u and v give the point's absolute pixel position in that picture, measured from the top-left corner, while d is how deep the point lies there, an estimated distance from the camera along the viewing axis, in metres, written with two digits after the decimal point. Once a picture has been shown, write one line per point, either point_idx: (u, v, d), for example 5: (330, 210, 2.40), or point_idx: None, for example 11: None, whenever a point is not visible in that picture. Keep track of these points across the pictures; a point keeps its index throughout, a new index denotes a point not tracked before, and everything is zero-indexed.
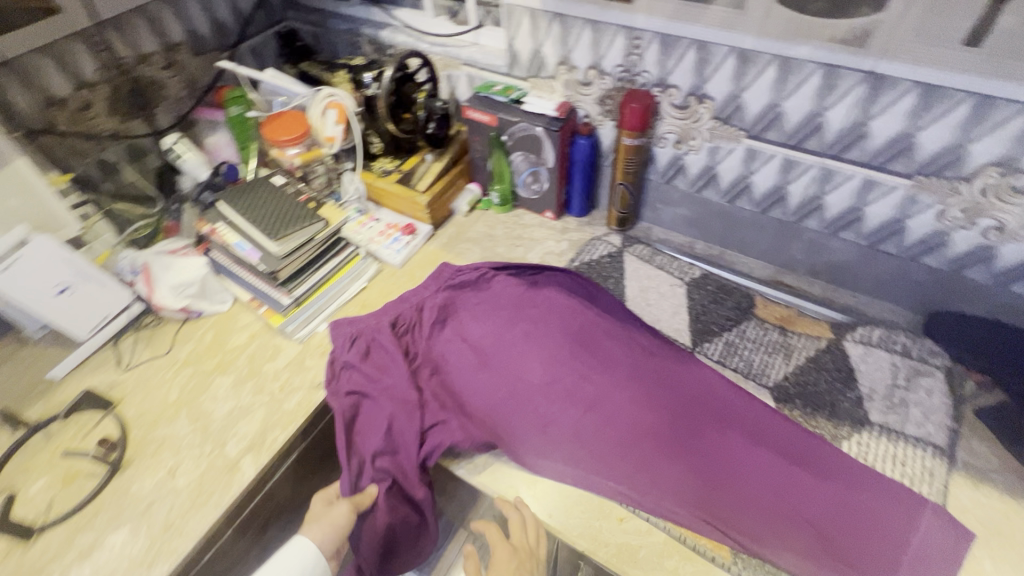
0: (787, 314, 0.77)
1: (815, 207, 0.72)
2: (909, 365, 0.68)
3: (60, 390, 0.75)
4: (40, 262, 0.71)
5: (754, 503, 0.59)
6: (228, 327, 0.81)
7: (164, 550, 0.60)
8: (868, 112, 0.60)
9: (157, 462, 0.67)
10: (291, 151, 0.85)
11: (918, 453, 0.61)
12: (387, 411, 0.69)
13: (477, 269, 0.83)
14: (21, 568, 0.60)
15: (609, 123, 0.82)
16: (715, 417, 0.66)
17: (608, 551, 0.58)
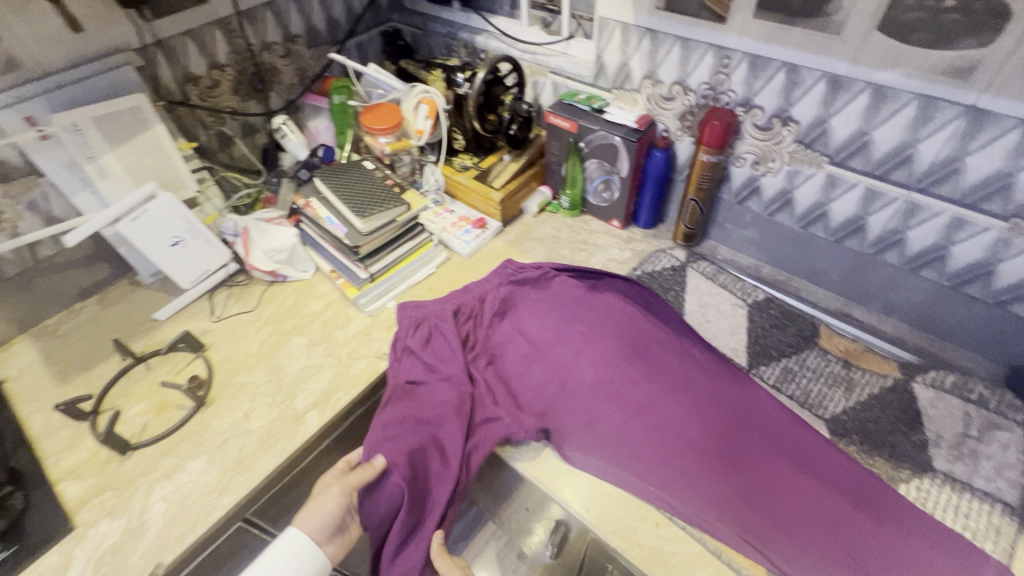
0: (853, 348, 0.74)
1: (896, 241, 0.70)
2: (984, 416, 0.64)
3: (161, 330, 0.85)
4: (161, 215, 0.82)
5: (797, 531, 0.58)
6: (307, 294, 0.88)
7: (233, 483, 0.67)
8: (965, 148, 0.58)
9: (235, 404, 0.75)
10: (383, 139, 0.91)
11: (985, 508, 0.58)
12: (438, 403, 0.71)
13: (540, 267, 0.86)
14: (116, 477, 0.68)
15: (687, 139, 0.83)
16: (764, 440, 0.65)
17: (641, 552, 0.58)
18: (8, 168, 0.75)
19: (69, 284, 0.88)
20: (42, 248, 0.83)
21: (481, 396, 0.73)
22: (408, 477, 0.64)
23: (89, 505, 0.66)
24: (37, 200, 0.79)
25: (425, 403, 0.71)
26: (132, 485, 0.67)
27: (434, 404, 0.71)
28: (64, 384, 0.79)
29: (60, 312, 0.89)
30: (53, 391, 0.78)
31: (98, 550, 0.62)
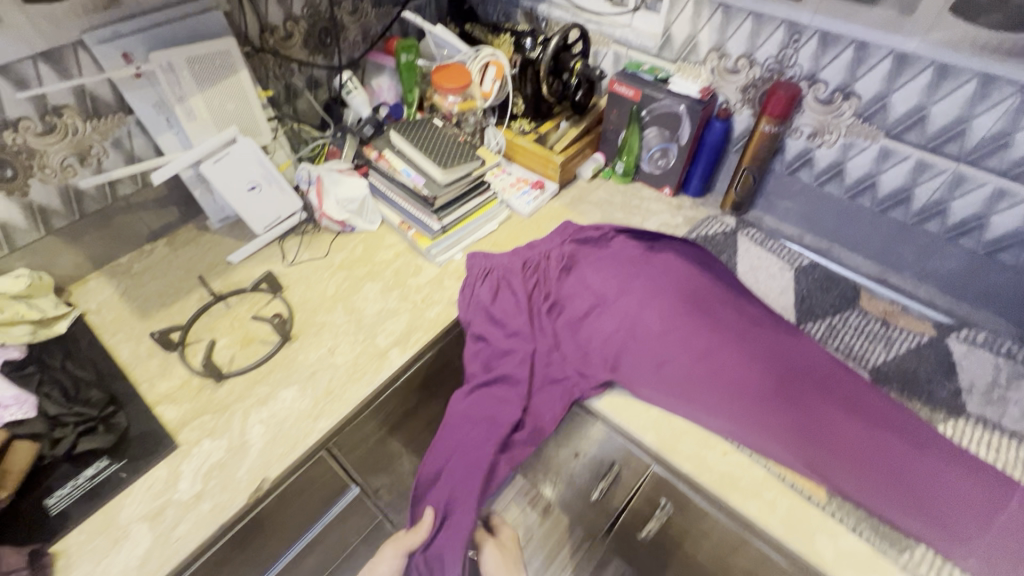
0: (891, 309, 0.81)
1: (939, 211, 0.77)
2: (1011, 367, 0.72)
3: (236, 272, 0.88)
4: (240, 160, 0.85)
5: (853, 459, 0.64)
6: (376, 244, 0.92)
7: (327, 410, 0.71)
8: (1017, 123, 0.65)
9: (319, 341, 0.78)
10: (451, 99, 0.96)
11: (1014, 443, 0.66)
12: (488, 423, 0.74)
13: (600, 228, 0.92)
14: (213, 402, 0.71)
15: (746, 111, 0.89)
16: (819, 384, 0.72)
17: (712, 475, 0.65)
18: (100, 103, 0.77)
19: (142, 225, 0.90)
20: (122, 187, 0.85)
21: (550, 345, 0.78)
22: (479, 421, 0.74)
23: (189, 426, 0.69)
24: (122, 137, 0.81)
25: (487, 402, 0.76)
26: (229, 410, 0.71)
27: (495, 398, 0.76)
28: (146, 318, 0.81)
29: (131, 252, 0.91)
30: (136, 324, 0.80)
31: (204, 466, 0.66)
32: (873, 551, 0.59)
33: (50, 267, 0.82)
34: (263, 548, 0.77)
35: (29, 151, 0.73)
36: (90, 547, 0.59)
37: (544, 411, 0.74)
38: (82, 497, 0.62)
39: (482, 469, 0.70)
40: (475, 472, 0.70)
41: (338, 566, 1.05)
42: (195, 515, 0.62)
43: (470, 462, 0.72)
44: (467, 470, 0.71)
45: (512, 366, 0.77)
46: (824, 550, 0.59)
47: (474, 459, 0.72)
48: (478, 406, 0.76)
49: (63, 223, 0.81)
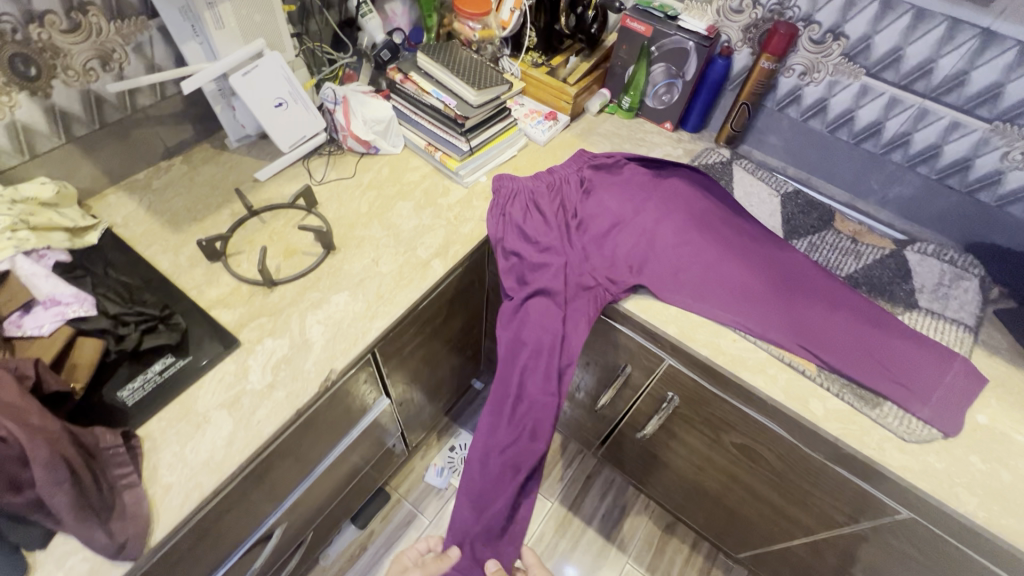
0: (859, 229, 0.96)
1: (903, 142, 0.90)
2: (953, 271, 0.88)
3: (264, 189, 0.88)
4: (267, 75, 0.83)
5: (837, 341, 0.78)
6: (402, 166, 0.95)
7: (381, 312, 0.76)
8: (974, 63, 0.78)
9: (361, 252, 0.82)
10: (472, 25, 1.01)
11: (954, 328, 0.82)
12: (538, 339, 0.80)
13: (612, 156, 0.98)
14: (268, 307, 0.74)
15: (746, 51, 0.98)
16: (808, 286, 0.84)
17: (725, 357, 0.77)
18: (124, 4, 0.74)
19: (158, 140, 0.87)
20: (140, 97, 0.83)
21: (580, 257, 0.85)
22: (529, 340, 0.80)
23: (249, 327, 0.72)
24: (144, 44, 0.79)
25: (528, 312, 0.82)
26: (285, 312, 0.74)
27: (535, 305, 0.82)
28: (179, 231, 0.81)
29: (147, 169, 0.88)
30: (171, 236, 0.80)
31: (271, 361, 0.69)
32: (852, 409, 0.73)
33: (69, 178, 0.79)
34: (315, 446, 0.82)
35: (54, 50, 0.71)
36: (174, 431, 0.62)
37: (580, 316, 0.81)
38: (155, 390, 0.65)
39: (553, 399, 0.77)
40: (548, 408, 0.77)
41: (362, 478, 1.12)
42: (272, 402, 0.66)
43: (535, 393, 0.78)
44: (534, 404, 0.77)
45: (547, 281, 0.83)
46: (816, 410, 0.73)
47: (540, 391, 0.78)
48: (527, 336, 0.81)
49: (84, 131, 0.79)
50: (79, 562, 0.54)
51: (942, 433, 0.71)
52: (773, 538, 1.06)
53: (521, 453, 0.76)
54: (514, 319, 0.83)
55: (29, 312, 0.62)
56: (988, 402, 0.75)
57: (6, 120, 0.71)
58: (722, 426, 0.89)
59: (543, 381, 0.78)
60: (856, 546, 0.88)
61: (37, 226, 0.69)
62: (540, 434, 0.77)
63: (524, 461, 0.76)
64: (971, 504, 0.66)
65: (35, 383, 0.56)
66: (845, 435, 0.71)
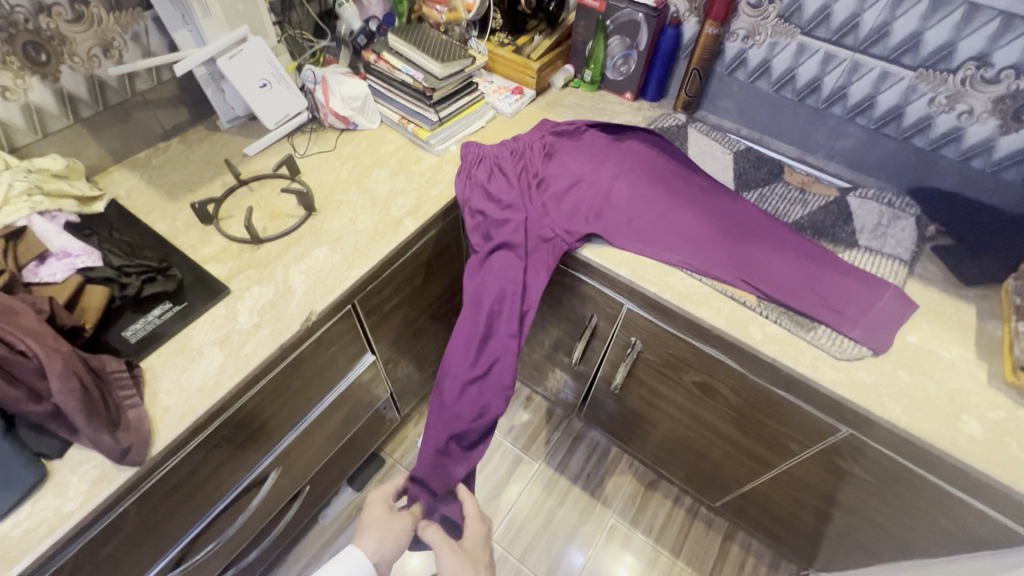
0: (807, 180, 1.02)
1: (842, 96, 0.97)
2: (891, 212, 0.94)
3: (253, 162, 0.97)
4: (252, 59, 0.92)
5: (777, 275, 0.84)
6: (379, 139, 1.03)
7: (357, 262, 0.84)
8: (893, 15, 0.84)
9: (340, 213, 0.90)
10: (438, 9, 1.12)
11: (890, 262, 0.87)
12: (501, 287, 0.87)
13: (573, 123, 1.05)
14: (255, 260, 0.82)
15: (693, 19, 1.06)
16: (753, 229, 0.91)
17: (673, 293, 0.84)
18: None
19: (156, 122, 0.96)
20: (139, 82, 0.92)
21: (540, 212, 0.92)
22: (494, 289, 0.87)
23: (238, 277, 0.80)
24: (140, 33, 0.89)
25: (492, 264, 0.89)
26: (270, 265, 0.82)
27: (499, 258, 0.89)
28: (176, 200, 0.90)
29: (148, 148, 0.97)
30: (168, 204, 0.89)
31: (258, 305, 0.78)
32: (789, 333, 0.80)
33: (78, 156, 0.89)
34: (303, 392, 0.90)
35: (61, 38, 0.80)
36: (171, 362, 0.71)
37: (540, 265, 0.89)
38: (155, 329, 0.73)
39: (515, 339, 0.85)
40: (511, 349, 0.84)
41: (354, 437, 1.19)
42: (258, 338, 0.74)
43: (499, 335, 0.86)
44: (499, 346, 0.85)
45: (510, 235, 0.90)
46: (755, 335, 0.79)
47: (505, 331, 0.86)
48: (491, 284, 0.88)
49: (89, 113, 0.88)
50: (91, 468, 0.62)
51: (872, 351, 0.77)
52: (742, 479, 1.12)
53: (487, 388, 0.85)
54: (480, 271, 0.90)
55: (44, 263, 0.71)
56: (919, 324, 0.81)
57: (20, 101, 0.80)
58: (681, 365, 0.95)
59: (506, 325, 0.86)
60: (810, 473, 0.94)
61: (51, 193, 0.79)
62: (504, 371, 0.84)
63: (488, 395, 0.85)
64: (896, 411, 0.72)
65: (50, 317, 0.64)
66: (781, 355, 0.77)
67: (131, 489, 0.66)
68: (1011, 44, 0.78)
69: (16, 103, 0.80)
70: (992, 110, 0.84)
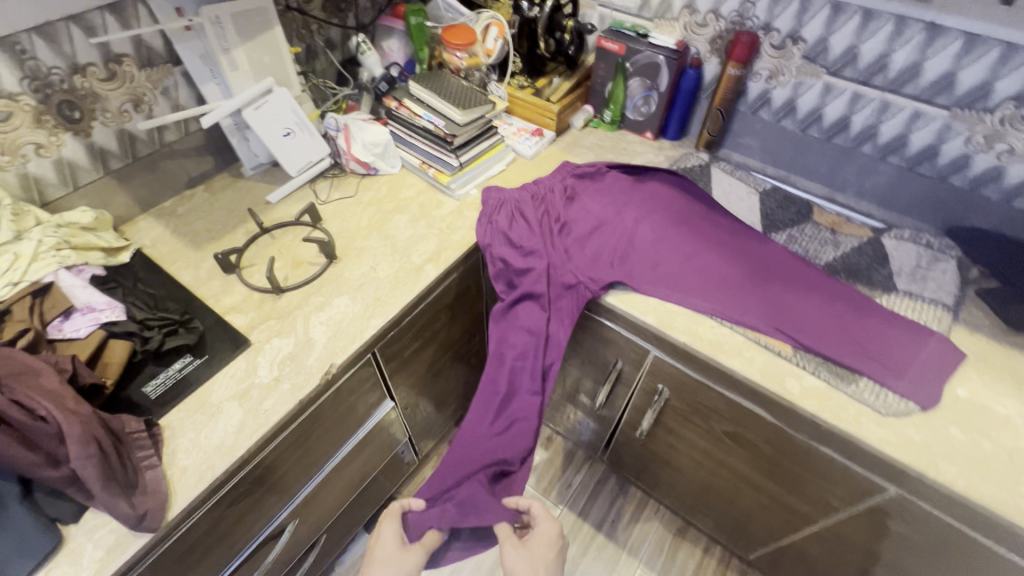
0: (838, 220, 0.99)
1: (871, 134, 0.94)
2: (930, 254, 0.90)
3: (275, 209, 0.97)
4: (276, 108, 0.94)
5: (812, 324, 0.81)
6: (399, 184, 1.04)
7: (378, 312, 0.82)
8: (924, 55, 0.82)
9: (360, 260, 0.89)
10: (459, 55, 1.10)
11: (932, 307, 0.83)
12: (525, 343, 0.87)
13: (594, 165, 1.04)
14: (276, 310, 0.82)
15: (714, 60, 1.05)
16: (784, 275, 0.87)
17: (701, 342, 0.81)
18: (154, 55, 0.86)
19: (182, 171, 0.98)
20: (168, 134, 0.94)
21: (562, 258, 0.91)
22: (517, 345, 0.88)
23: (259, 328, 0.80)
24: (170, 87, 0.91)
25: (515, 317, 0.90)
26: (291, 315, 0.81)
27: (523, 310, 0.89)
28: (200, 248, 0.90)
29: (174, 197, 0.98)
30: (192, 253, 0.89)
31: (278, 358, 0.76)
32: (829, 387, 0.75)
33: (106, 207, 0.90)
34: (321, 443, 0.88)
35: (94, 95, 0.82)
36: (190, 420, 0.69)
37: (564, 316, 0.87)
38: (175, 384, 0.72)
39: (538, 399, 0.85)
40: (534, 409, 0.84)
41: (371, 482, 1.16)
42: (277, 393, 0.73)
43: (520, 391, 0.86)
44: (521, 404, 0.85)
45: (533, 285, 0.89)
46: (792, 388, 0.75)
47: (528, 389, 0.86)
48: (515, 336, 0.88)
49: (119, 165, 0.90)
50: (106, 534, 0.60)
51: (917, 407, 0.73)
52: (777, 531, 1.06)
53: (507, 446, 0.83)
54: (503, 324, 0.90)
55: (69, 318, 0.71)
56: (969, 376, 0.77)
57: (53, 157, 0.82)
58: (711, 415, 0.92)
59: (530, 381, 0.85)
60: (854, 530, 0.88)
61: (78, 246, 0.79)
62: (524, 431, 0.83)
63: (507, 455, 0.83)
64: (951, 473, 0.67)
65: (72, 375, 0.64)
66: (822, 410, 0.73)
67: (165, 535, 0.65)
68: None
69: (49, 159, 0.82)
70: None
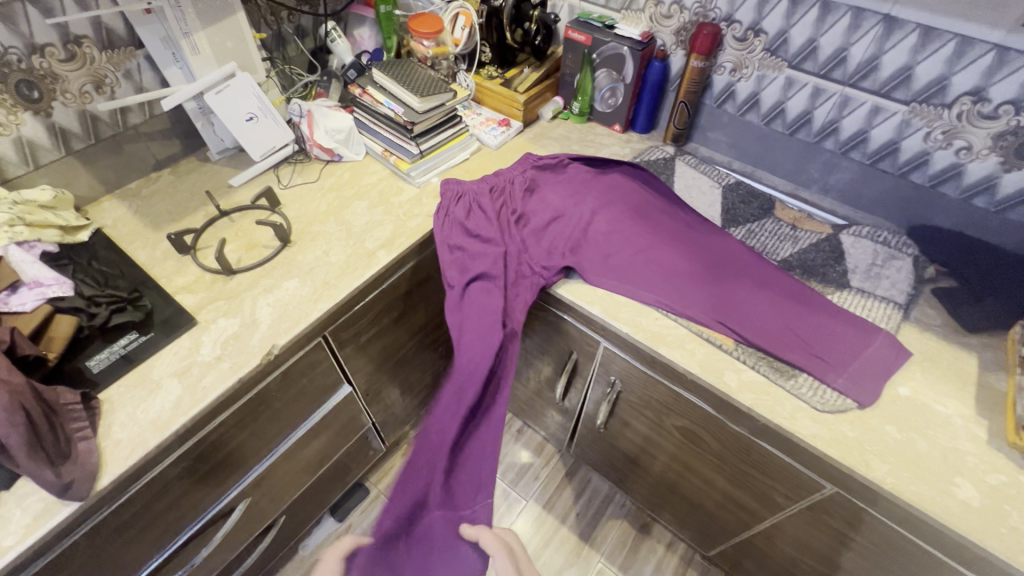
0: (800, 216, 0.98)
1: (833, 129, 0.93)
2: (887, 251, 0.89)
3: (237, 193, 0.99)
4: (239, 92, 0.94)
5: (760, 319, 0.80)
6: (362, 171, 1.04)
7: (325, 295, 0.83)
8: (882, 48, 0.81)
9: (314, 245, 0.90)
10: (426, 43, 1.11)
11: (883, 305, 0.82)
12: (482, 313, 0.83)
13: (557, 156, 1.02)
14: (226, 291, 0.83)
15: (680, 52, 1.04)
16: (737, 268, 0.86)
17: (646, 333, 0.81)
18: (115, 37, 0.88)
19: (148, 154, 0.99)
20: (132, 116, 0.96)
21: (516, 248, 0.91)
22: (475, 313, 0.84)
23: (207, 308, 0.81)
24: (132, 70, 0.93)
25: (473, 301, 0.85)
26: (240, 296, 0.83)
27: (479, 291, 0.86)
28: (158, 229, 0.92)
29: (139, 179, 1.00)
30: (150, 233, 0.91)
31: (221, 337, 0.78)
32: (768, 381, 0.75)
33: (69, 186, 0.92)
34: (271, 425, 0.89)
35: (53, 76, 0.85)
36: (129, 395, 0.71)
37: (521, 294, 0.87)
38: (117, 360, 0.74)
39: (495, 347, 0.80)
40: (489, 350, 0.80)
41: (334, 468, 1.17)
42: (217, 371, 0.74)
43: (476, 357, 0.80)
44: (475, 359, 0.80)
45: (490, 267, 0.87)
46: (730, 381, 0.75)
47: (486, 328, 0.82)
48: (470, 317, 0.84)
49: (81, 146, 0.92)
50: (35, 502, 0.62)
51: (855, 404, 0.72)
52: (733, 529, 1.05)
53: (457, 395, 0.80)
54: (460, 303, 0.87)
55: (16, 292, 0.73)
56: (913, 374, 0.76)
57: (13, 135, 0.84)
58: (662, 409, 0.91)
59: (488, 335, 0.81)
60: (800, 527, 0.88)
61: (33, 223, 0.81)
62: (474, 377, 0.79)
63: (457, 407, 0.79)
64: (881, 471, 0.66)
65: (11, 347, 0.65)
66: (757, 404, 0.73)
67: (104, 503, 0.67)
68: (1007, 79, 0.74)
69: (8, 137, 0.84)
70: (993, 146, 0.80)
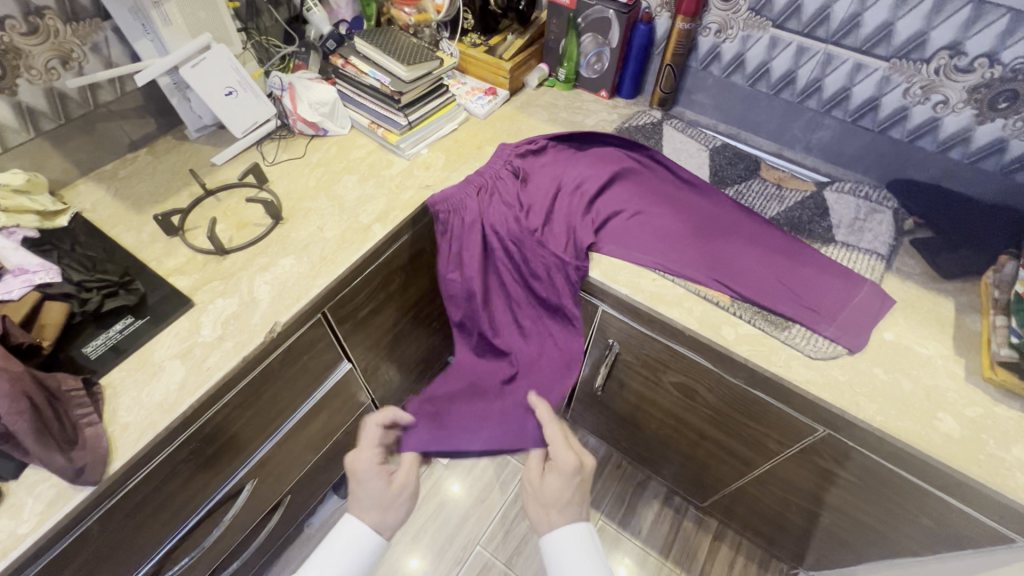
0: (784, 176, 1.00)
1: (817, 88, 0.95)
2: (868, 206, 0.92)
3: (221, 171, 0.96)
4: (215, 66, 0.90)
5: (754, 277, 0.82)
6: (349, 145, 1.02)
7: (323, 270, 0.82)
8: (864, 5, 0.83)
9: (307, 221, 0.89)
10: (406, 10, 1.11)
11: (867, 257, 0.85)
12: (491, 228, 0.91)
13: (535, 139, 0.99)
14: (220, 272, 0.81)
15: (665, 14, 1.04)
16: (726, 229, 0.88)
17: (645, 293, 0.83)
18: (78, 7, 0.84)
19: (122, 133, 0.95)
20: (102, 93, 0.92)
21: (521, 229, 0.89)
22: (500, 213, 0.91)
23: (202, 289, 0.79)
24: (100, 44, 0.89)
25: (474, 223, 0.92)
26: (235, 276, 0.81)
27: (485, 209, 0.92)
28: (142, 211, 0.88)
29: (114, 161, 0.96)
30: (133, 216, 0.88)
31: (221, 316, 0.76)
32: (762, 333, 0.78)
33: (41, 169, 0.88)
34: (274, 405, 0.88)
35: (16, 51, 0.80)
36: (132, 378, 0.70)
37: (560, 215, 0.90)
38: (115, 345, 0.72)
39: (503, 210, 0.91)
40: (495, 219, 0.91)
41: (338, 445, 1.18)
42: (221, 351, 0.73)
43: (489, 221, 0.91)
44: (493, 220, 0.91)
45: (509, 207, 0.91)
46: (728, 335, 0.78)
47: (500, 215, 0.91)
48: (478, 238, 0.91)
49: (50, 126, 0.88)
50: (46, 489, 0.62)
51: (845, 350, 0.76)
52: (727, 479, 1.10)
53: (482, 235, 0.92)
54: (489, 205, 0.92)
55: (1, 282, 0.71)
56: (896, 321, 0.80)
57: None
58: (659, 367, 0.94)
59: (493, 217, 0.91)
60: (793, 471, 0.92)
61: (10, 209, 0.79)
62: (495, 211, 0.91)
63: (494, 234, 0.91)
64: (870, 411, 0.71)
65: (4, 336, 0.63)
66: (755, 355, 0.76)
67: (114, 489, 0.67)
68: (982, 32, 0.77)
69: None
70: (968, 99, 0.83)
